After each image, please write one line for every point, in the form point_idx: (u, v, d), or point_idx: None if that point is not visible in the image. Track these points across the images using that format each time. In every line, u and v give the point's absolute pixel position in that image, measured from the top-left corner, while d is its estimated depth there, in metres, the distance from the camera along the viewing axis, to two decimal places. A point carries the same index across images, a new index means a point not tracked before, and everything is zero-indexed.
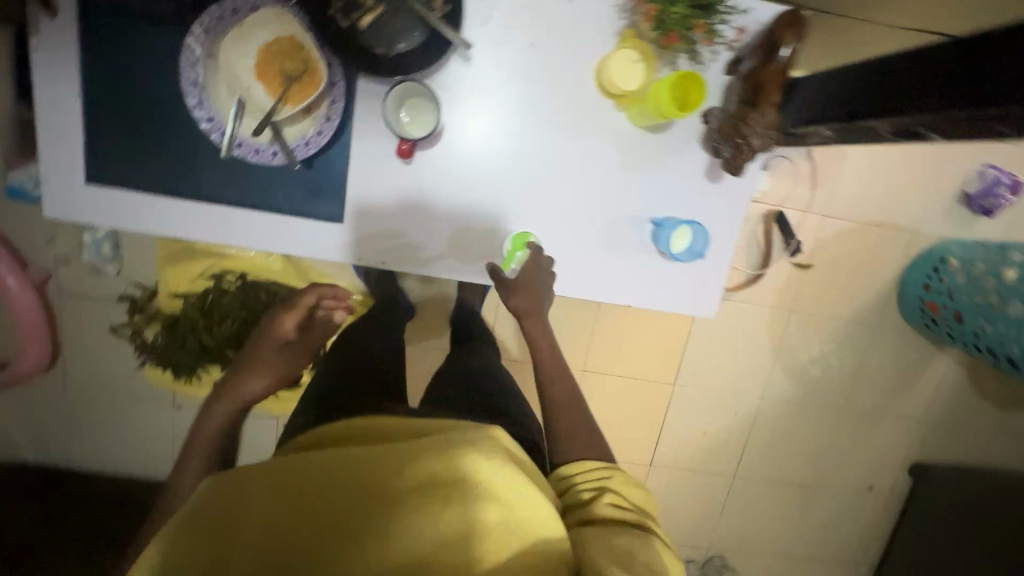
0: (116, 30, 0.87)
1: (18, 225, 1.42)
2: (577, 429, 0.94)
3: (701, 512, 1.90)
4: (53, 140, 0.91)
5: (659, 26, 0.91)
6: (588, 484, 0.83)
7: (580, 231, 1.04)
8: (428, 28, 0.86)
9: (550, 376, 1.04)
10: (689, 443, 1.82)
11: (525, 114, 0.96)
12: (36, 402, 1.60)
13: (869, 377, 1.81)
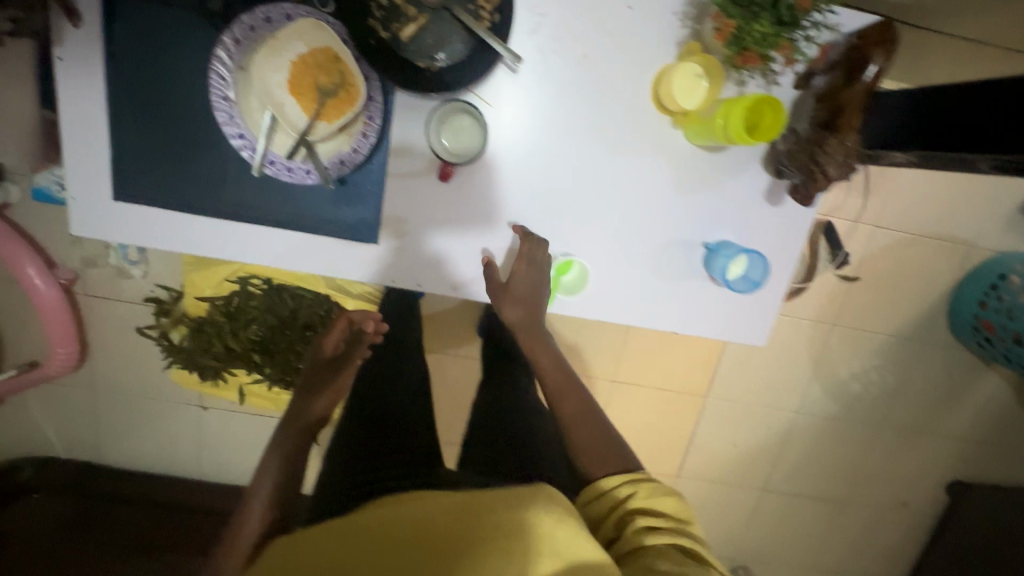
0: (145, 40, 0.83)
1: (45, 225, 1.40)
2: (595, 444, 0.86)
3: (727, 523, 1.86)
4: (81, 155, 0.87)
5: (735, 44, 0.76)
6: (615, 506, 0.77)
7: (627, 255, 0.98)
8: (475, 40, 0.80)
9: (558, 388, 0.95)
10: (719, 454, 1.77)
11: (574, 131, 0.90)
12: (66, 401, 1.60)
13: (910, 394, 1.73)
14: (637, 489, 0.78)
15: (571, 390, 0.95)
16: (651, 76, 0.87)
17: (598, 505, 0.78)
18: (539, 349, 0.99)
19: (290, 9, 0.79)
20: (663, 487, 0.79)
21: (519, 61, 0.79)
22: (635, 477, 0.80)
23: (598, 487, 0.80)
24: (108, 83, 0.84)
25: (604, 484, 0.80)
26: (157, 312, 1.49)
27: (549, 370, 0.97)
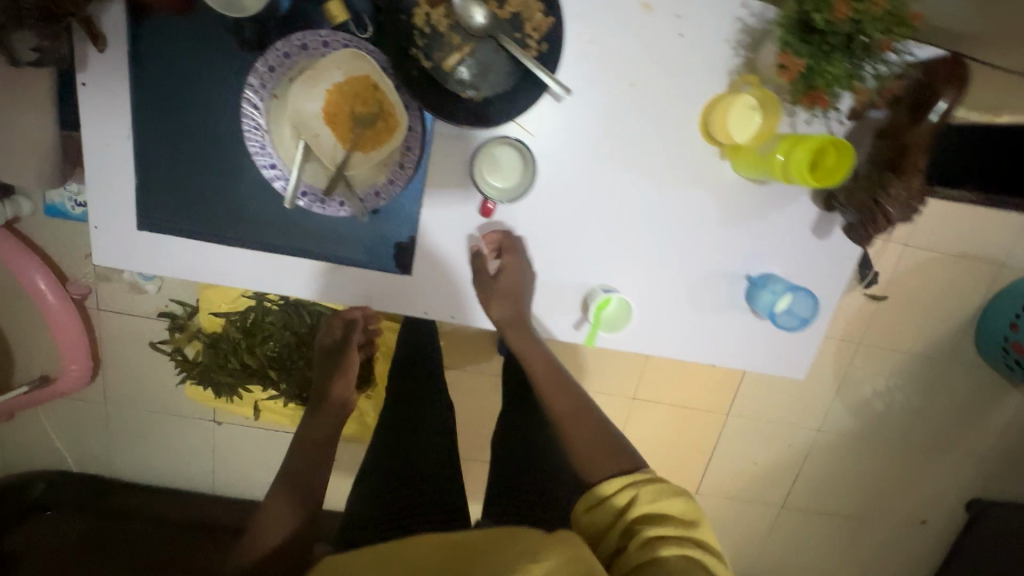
0: (173, 65, 0.79)
1: (58, 239, 1.36)
2: (592, 443, 0.83)
3: (744, 538, 1.85)
4: (105, 183, 0.84)
5: (804, 84, 0.68)
6: (618, 515, 0.72)
7: (668, 287, 0.94)
8: (521, 71, 0.76)
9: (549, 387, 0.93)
10: (738, 472, 1.75)
11: (618, 161, 0.86)
12: (79, 414, 1.57)
13: (933, 413, 1.70)
14: (638, 492, 0.72)
15: (563, 390, 0.92)
16: (700, 106, 0.84)
17: (600, 516, 0.73)
18: (527, 348, 0.94)
19: (327, 35, 0.75)
20: (668, 488, 0.73)
21: (569, 93, 0.75)
22: (637, 479, 0.75)
23: (599, 494, 0.75)
24: (135, 110, 0.81)
25: (603, 491, 0.74)
26: (173, 326, 1.46)
27: (540, 371, 0.94)
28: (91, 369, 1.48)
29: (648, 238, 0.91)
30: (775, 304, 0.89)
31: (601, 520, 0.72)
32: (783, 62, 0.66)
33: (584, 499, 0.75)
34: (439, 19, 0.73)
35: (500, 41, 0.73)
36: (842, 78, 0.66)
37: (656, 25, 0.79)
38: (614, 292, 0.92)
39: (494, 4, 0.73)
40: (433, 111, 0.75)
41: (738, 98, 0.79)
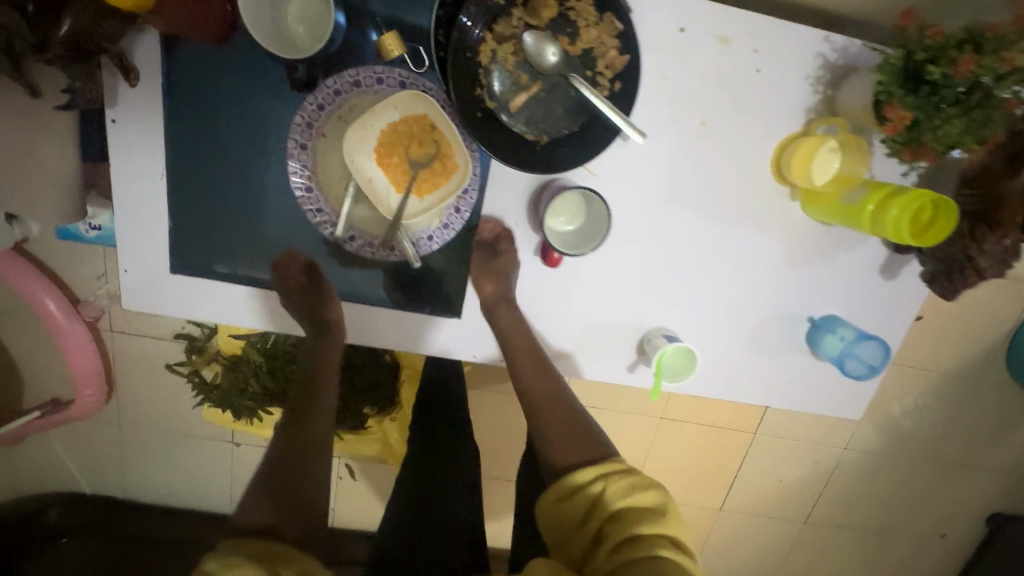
0: (214, 101, 0.75)
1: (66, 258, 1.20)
2: (567, 433, 0.80)
3: (763, 551, 1.82)
4: (136, 225, 0.78)
5: (906, 140, 0.62)
6: (591, 506, 0.71)
7: (728, 330, 0.89)
8: (589, 112, 0.71)
9: (526, 370, 0.84)
10: (763, 489, 1.70)
11: (683, 202, 0.81)
12: (82, 442, 1.46)
13: (960, 431, 1.63)
14: (608, 486, 0.71)
15: (542, 372, 0.85)
16: (773, 145, 0.79)
17: (571, 511, 0.72)
18: (517, 336, 0.83)
19: (381, 72, 0.71)
20: (639, 481, 0.71)
21: (644, 139, 0.70)
22: (606, 470, 0.73)
23: (571, 484, 0.73)
24: (170, 148, 0.76)
25: (573, 484, 0.73)
26: (189, 348, 1.28)
27: (523, 354, 0.84)
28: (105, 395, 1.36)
29: (710, 279, 0.86)
30: (846, 351, 0.85)
31: (571, 515, 0.71)
32: (889, 116, 0.61)
33: (552, 491, 0.74)
34: (507, 56, 0.68)
35: (571, 81, 0.69)
36: (956, 138, 0.59)
37: (732, 59, 0.74)
38: (677, 337, 0.87)
39: (565, 40, 0.68)
40: (498, 156, 0.69)
41: (822, 140, 0.73)
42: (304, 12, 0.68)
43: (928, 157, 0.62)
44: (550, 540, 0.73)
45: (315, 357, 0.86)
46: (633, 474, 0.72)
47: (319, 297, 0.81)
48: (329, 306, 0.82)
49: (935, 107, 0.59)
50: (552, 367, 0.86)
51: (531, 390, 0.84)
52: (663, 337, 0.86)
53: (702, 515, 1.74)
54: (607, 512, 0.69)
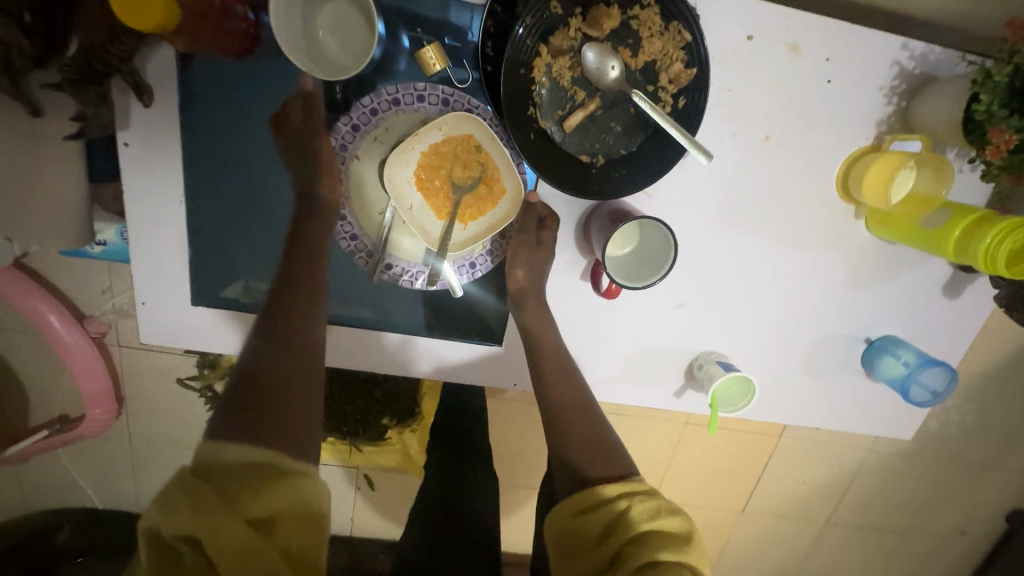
0: (240, 122, 0.70)
1: (68, 273, 1.01)
2: (589, 441, 0.65)
3: (775, 561, 1.54)
4: (154, 255, 0.72)
5: (1011, 165, 0.57)
6: (609, 529, 0.55)
7: (779, 350, 0.84)
8: (648, 129, 0.66)
9: (546, 374, 0.72)
10: (784, 492, 1.41)
11: (738, 219, 0.75)
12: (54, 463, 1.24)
13: (990, 428, 1.33)
14: (635, 505, 0.55)
15: (566, 380, 0.72)
16: (837, 162, 0.73)
17: (583, 531, 0.56)
18: (544, 332, 0.74)
19: (423, 88, 0.65)
20: (670, 504, 0.56)
21: (711, 159, 0.63)
22: (632, 488, 0.57)
23: (593, 497, 0.58)
24: (188, 174, 0.70)
25: (592, 497, 0.57)
26: (199, 360, 1.05)
27: (548, 350, 0.73)
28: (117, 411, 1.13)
29: (762, 302, 0.81)
30: (912, 377, 0.80)
31: (582, 535, 0.56)
32: (993, 140, 0.56)
33: (568, 503, 0.58)
34: (562, 71, 0.63)
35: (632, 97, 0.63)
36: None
37: (801, 70, 0.68)
38: (733, 363, 0.81)
39: (627, 53, 0.63)
40: (552, 181, 0.63)
41: (901, 158, 0.67)
42: (338, 22, 0.62)
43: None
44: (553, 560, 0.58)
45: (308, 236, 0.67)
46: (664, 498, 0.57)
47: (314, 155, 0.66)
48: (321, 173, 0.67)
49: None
50: (574, 367, 0.73)
51: (554, 398, 0.70)
52: (717, 364, 0.81)
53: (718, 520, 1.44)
54: (626, 535, 0.53)
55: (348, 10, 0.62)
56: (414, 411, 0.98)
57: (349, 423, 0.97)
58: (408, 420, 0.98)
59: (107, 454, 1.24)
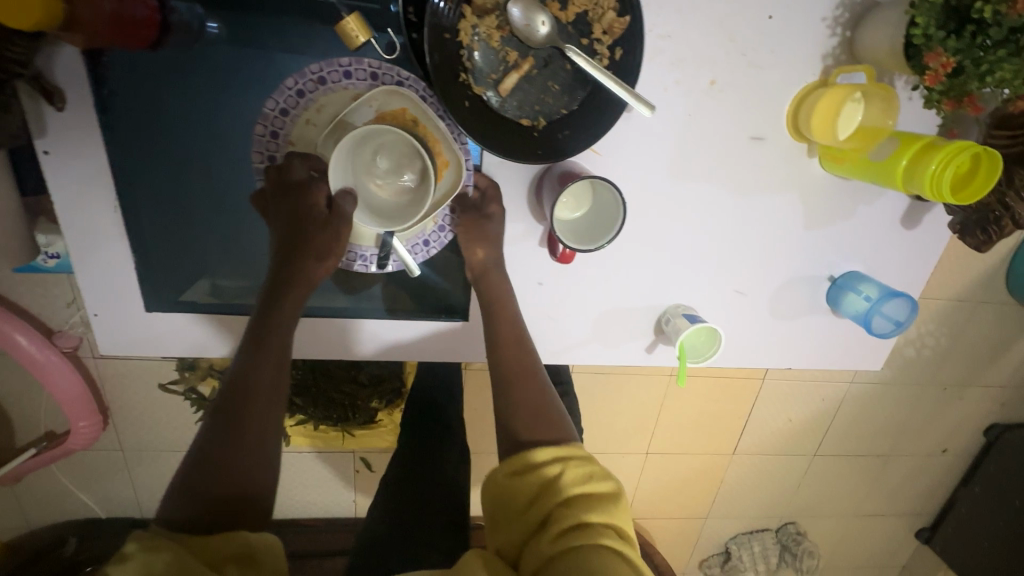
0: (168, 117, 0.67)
1: (24, 289, 0.98)
2: (532, 404, 0.67)
3: (769, 501, 1.54)
4: (97, 265, 0.70)
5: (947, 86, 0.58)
6: (541, 491, 0.57)
7: (743, 296, 0.85)
8: (588, 86, 0.64)
9: (504, 346, 0.72)
10: (772, 432, 1.40)
11: (690, 170, 0.74)
12: (33, 482, 1.21)
13: (966, 349, 1.31)
14: (568, 470, 0.57)
15: (522, 351, 0.72)
16: (787, 102, 0.72)
17: (514, 495, 0.58)
18: (499, 304, 0.74)
19: (348, 64, 0.65)
20: (601, 469, 0.58)
21: (654, 111, 0.62)
22: (566, 453, 0.60)
23: (529, 459, 0.60)
24: (120, 178, 0.67)
25: (527, 460, 0.59)
26: (179, 365, 1.03)
27: (503, 325, 0.73)
28: (103, 422, 1.12)
29: (728, 249, 0.81)
30: (874, 310, 0.81)
31: (513, 500, 0.58)
32: (931, 65, 0.56)
33: (503, 466, 0.60)
34: (490, 32, 0.61)
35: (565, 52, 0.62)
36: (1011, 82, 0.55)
37: (742, 7, 0.66)
38: (699, 315, 0.82)
39: (555, 6, 0.61)
40: (493, 149, 0.62)
41: (847, 91, 0.66)
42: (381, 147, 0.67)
43: (977, 104, 0.59)
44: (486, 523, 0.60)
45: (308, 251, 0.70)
46: (596, 464, 0.59)
47: (298, 231, 0.69)
48: (314, 259, 0.70)
49: (983, 50, 0.55)
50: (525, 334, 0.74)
51: (505, 371, 0.70)
52: (683, 316, 0.81)
53: (709, 464, 1.44)
54: (556, 499, 0.55)
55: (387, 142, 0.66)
56: (401, 390, 1.01)
57: (339, 409, 0.99)
58: (397, 401, 1.01)
59: (93, 465, 1.22)
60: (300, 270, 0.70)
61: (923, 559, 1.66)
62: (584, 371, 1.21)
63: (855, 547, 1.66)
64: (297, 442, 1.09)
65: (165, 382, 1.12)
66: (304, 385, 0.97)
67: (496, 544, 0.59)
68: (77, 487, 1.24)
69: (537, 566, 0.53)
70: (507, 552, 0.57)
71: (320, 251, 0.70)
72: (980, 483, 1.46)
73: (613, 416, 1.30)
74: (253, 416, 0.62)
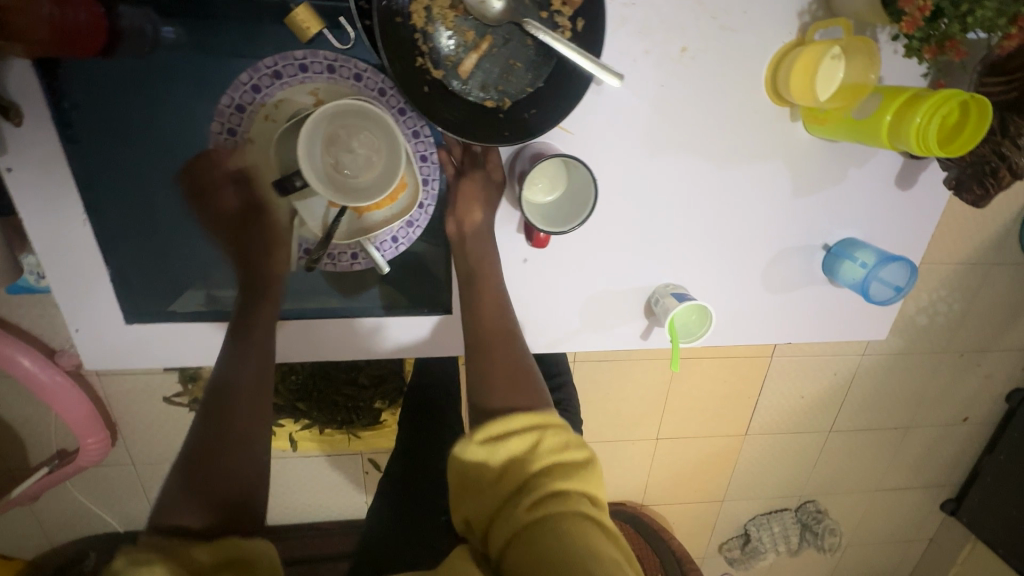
0: (124, 125, 0.67)
1: (14, 313, 0.98)
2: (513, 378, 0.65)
3: (786, 480, 1.50)
4: (72, 280, 0.70)
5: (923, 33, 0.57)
6: (515, 459, 0.55)
7: (736, 271, 0.82)
8: (552, 60, 0.62)
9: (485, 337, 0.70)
10: (785, 410, 1.36)
11: (667, 142, 0.72)
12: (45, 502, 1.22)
13: (982, 313, 1.26)
14: (545, 439, 0.56)
15: (509, 344, 0.68)
16: (765, 66, 0.69)
17: (487, 463, 0.55)
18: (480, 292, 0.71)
19: (303, 58, 0.64)
20: (577, 437, 0.57)
21: (622, 80, 0.59)
22: (543, 421, 0.57)
23: (503, 426, 0.57)
24: (86, 191, 0.67)
25: (503, 426, 0.57)
26: (182, 375, 1.04)
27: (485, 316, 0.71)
28: (111, 439, 1.11)
29: (718, 224, 0.78)
30: (871, 276, 0.78)
31: (486, 469, 0.55)
32: (908, 9, 0.54)
33: (477, 433, 0.57)
34: (445, 12, 0.60)
35: (525, 26, 0.60)
36: (992, 20, 0.54)
37: None
38: (689, 293, 0.79)
39: None
40: (457, 133, 0.60)
41: (825, 46, 0.63)
42: (345, 143, 0.65)
43: (960, 49, 0.57)
44: (453, 492, 0.58)
45: (258, 247, 0.71)
46: (573, 432, 0.58)
47: (247, 233, 0.70)
48: (265, 253, 0.71)
49: None
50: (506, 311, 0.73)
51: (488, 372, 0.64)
52: (672, 296, 0.79)
53: (721, 445, 1.41)
54: (534, 469, 0.54)
55: (352, 138, 0.65)
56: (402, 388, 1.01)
57: (342, 412, 0.98)
58: (400, 400, 1.01)
59: (104, 483, 1.21)
60: (258, 265, 0.71)
61: (950, 532, 1.61)
62: (585, 359, 1.19)
63: (879, 523, 1.61)
64: (304, 447, 1.07)
65: (168, 397, 1.10)
66: (305, 391, 0.97)
67: (463, 514, 0.57)
68: (90, 504, 1.23)
69: (510, 536, 0.52)
70: (477, 522, 0.55)
71: (269, 240, 0.71)
72: (1004, 450, 1.40)
73: (620, 403, 1.28)
74: (237, 414, 0.62)
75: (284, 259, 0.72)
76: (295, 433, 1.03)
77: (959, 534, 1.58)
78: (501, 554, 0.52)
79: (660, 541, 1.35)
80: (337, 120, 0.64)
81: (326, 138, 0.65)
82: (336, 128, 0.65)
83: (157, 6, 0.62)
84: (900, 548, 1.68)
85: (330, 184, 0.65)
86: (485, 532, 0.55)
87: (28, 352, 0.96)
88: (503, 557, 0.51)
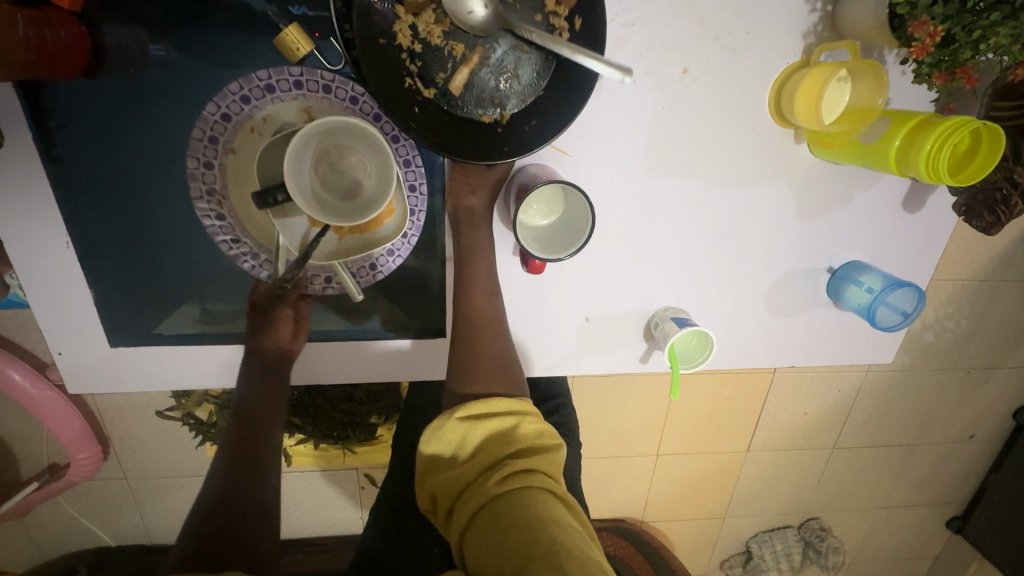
0: (105, 144, 0.65)
1: None
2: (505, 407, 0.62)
3: (791, 496, 1.47)
4: (55, 301, 0.69)
5: (936, 58, 0.55)
6: (491, 438, 0.58)
7: (741, 290, 0.80)
8: (550, 63, 0.60)
9: (479, 360, 0.67)
10: (788, 427, 1.33)
11: (664, 162, 0.70)
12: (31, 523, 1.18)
13: (988, 330, 1.24)
14: (525, 423, 0.59)
15: (505, 377, 0.67)
16: (769, 85, 0.67)
17: (464, 439, 0.58)
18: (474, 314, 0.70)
19: (300, 74, 0.63)
20: (552, 429, 0.61)
21: (628, 74, 0.53)
22: (523, 409, 0.61)
23: (486, 407, 0.60)
24: (69, 210, 0.66)
25: (485, 408, 0.60)
26: (174, 392, 0.97)
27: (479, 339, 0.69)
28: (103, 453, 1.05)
29: (717, 244, 0.76)
30: (879, 301, 0.75)
31: (462, 444, 0.58)
32: (918, 34, 0.53)
33: (458, 410, 0.60)
34: (430, 28, 0.58)
35: (516, 31, 0.58)
36: (1006, 47, 0.52)
37: None
38: (689, 318, 0.77)
39: None
40: (458, 156, 0.58)
41: (832, 70, 0.61)
42: (334, 165, 0.64)
43: (971, 75, 0.56)
44: (422, 468, 0.60)
45: (256, 327, 0.73)
46: (549, 424, 0.62)
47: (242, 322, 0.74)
48: (264, 330, 0.73)
49: (973, 15, 0.52)
50: (502, 336, 0.71)
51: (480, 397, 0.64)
52: (672, 321, 0.76)
53: (724, 462, 1.37)
54: (510, 447, 0.57)
55: (341, 160, 0.64)
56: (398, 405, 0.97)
57: (338, 427, 0.94)
58: (397, 416, 0.97)
59: (99, 499, 1.16)
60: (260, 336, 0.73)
61: (956, 550, 1.57)
62: (585, 375, 1.16)
63: (884, 541, 1.58)
64: (299, 462, 1.04)
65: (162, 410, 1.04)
66: (301, 407, 0.92)
67: (431, 488, 0.58)
68: (85, 520, 1.18)
69: (478, 509, 0.54)
70: (444, 497, 0.57)
71: (263, 316, 0.73)
72: (1011, 469, 1.37)
73: (621, 419, 1.25)
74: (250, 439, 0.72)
75: (281, 329, 0.74)
76: (291, 448, 1.00)
77: (966, 552, 1.55)
78: (466, 526, 0.54)
79: (660, 559, 1.32)
80: (331, 139, 0.63)
81: (313, 161, 0.63)
82: (326, 150, 0.64)
83: (145, 24, 0.61)
84: (904, 566, 1.64)
85: (315, 206, 0.64)
86: (452, 507, 0.57)
87: (16, 361, 0.90)
88: (469, 529, 0.53)
